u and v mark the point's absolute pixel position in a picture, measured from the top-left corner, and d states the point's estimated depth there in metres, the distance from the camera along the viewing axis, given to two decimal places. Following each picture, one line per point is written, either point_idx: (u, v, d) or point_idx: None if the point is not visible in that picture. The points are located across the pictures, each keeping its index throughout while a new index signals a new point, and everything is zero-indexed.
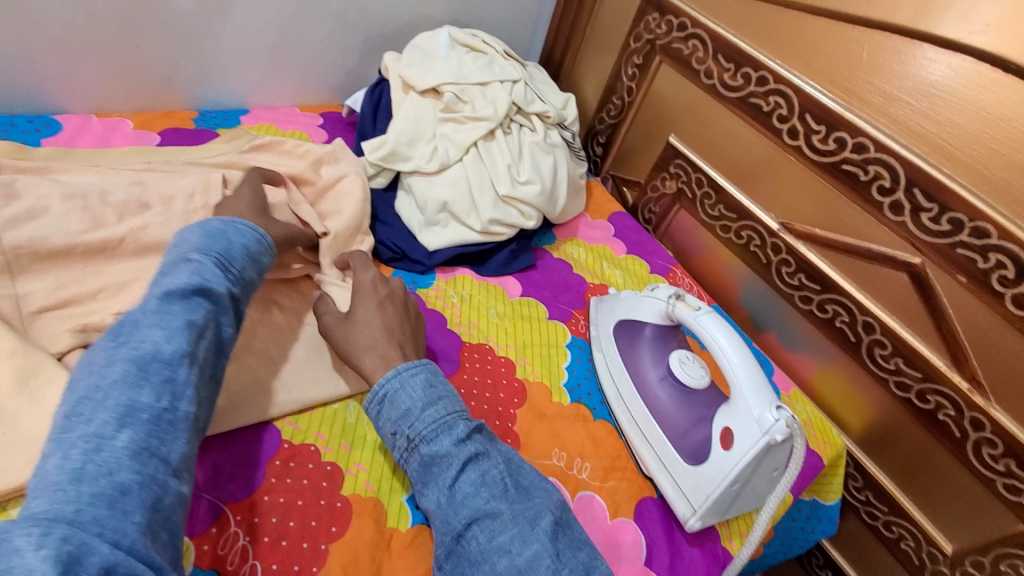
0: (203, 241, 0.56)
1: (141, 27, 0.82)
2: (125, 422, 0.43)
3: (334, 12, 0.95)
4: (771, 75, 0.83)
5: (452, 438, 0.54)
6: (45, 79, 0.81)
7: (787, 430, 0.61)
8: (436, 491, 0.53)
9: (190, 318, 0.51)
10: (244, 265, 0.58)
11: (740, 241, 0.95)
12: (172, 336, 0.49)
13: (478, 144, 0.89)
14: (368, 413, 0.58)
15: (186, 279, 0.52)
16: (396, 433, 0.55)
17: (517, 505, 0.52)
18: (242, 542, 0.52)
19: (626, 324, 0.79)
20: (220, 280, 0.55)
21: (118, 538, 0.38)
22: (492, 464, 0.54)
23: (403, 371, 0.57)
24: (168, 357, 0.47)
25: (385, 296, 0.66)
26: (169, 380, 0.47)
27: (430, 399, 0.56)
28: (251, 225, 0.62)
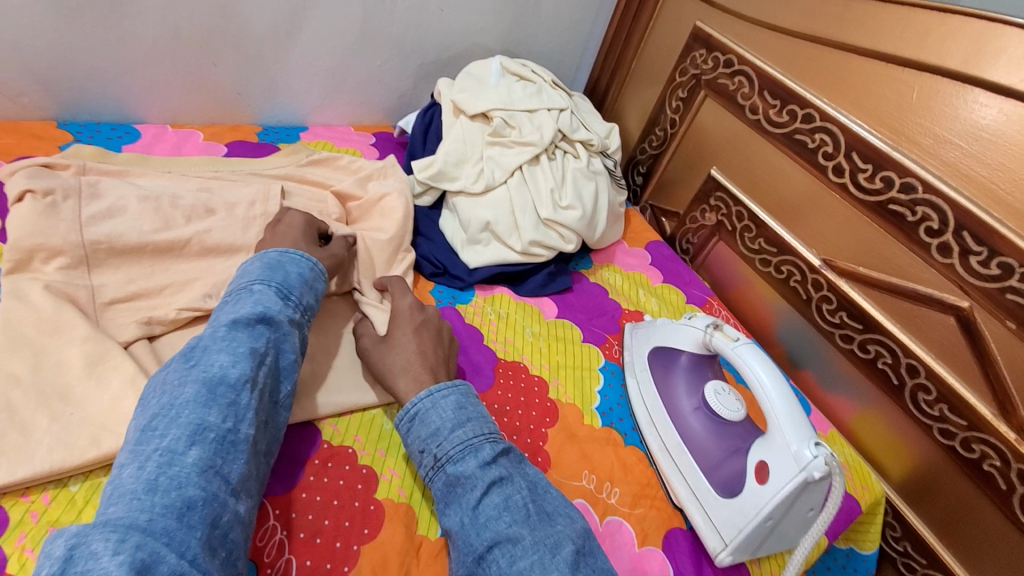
0: (264, 272, 0.60)
1: (218, 48, 0.89)
2: (194, 440, 0.46)
3: (394, 40, 1.01)
4: (817, 113, 0.83)
5: (477, 460, 0.55)
6: (130, 92, 0.88)
7: (826, 467, 0.59)
8: (460, 512, 0.53)
9: (253, 343, 0.54)
10: (301, 295, 0.62)
11: (780, 275, 0.94)
12: (237, 360, 0.52)
13: (523, 168, 0.91)
14: (398, 430, 0.60)
15: (250, 308, 0.56)
16: (423, 451, 0.57)
17: (539, 532, 0.51)
18: (279, 536, 0.54)
19: (662, 350, 0.79)
20: (279, 308, 0.58)
21: (183, 550, 0.40)
22: (516, 489, 0.54)
23: (436, 393, 0.59)
24: (234, 379, 0.50)
25: (420, 323, 0.68)
26: (234, 402, 0.49)
27: (459, 421, 0.57)
28: (304, 255, 0.66)
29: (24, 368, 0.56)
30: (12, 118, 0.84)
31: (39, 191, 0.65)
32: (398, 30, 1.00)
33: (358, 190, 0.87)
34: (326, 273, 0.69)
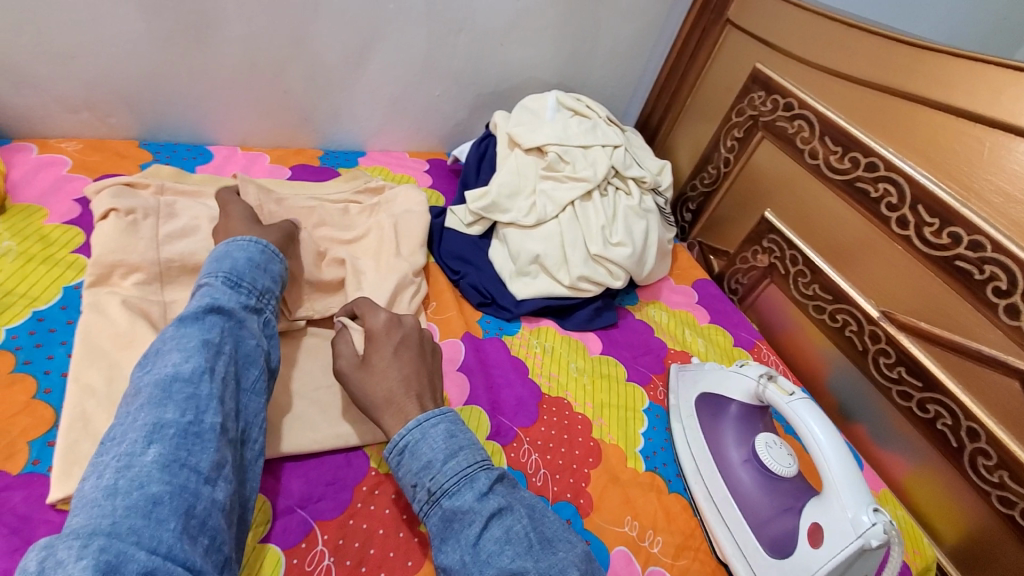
0: (209, 268, 0.59)
1: (288, 77, 0.93)
2: (153, 438, 0.44)
3: (454, 72, 1.04)
4: (882, 162, 0.82)
5: (474, 492, 0.52)
6: (205, 115, 0.93)
7: (884, 536, 0.57)
8: (458, 549, 0.50)
9: (205, 335, 0.52)
10: (253, 279, 0.61)
11: (835, 324, 0.91)
12: (190, 354, 0.50)
13: (575, 203, 0.92)
14: (388, 463, 0.56)
15: (198, 304, 0.55)
16: (417, 485, 0.54)
17: (542, 563, 0.49)
18: (327, 561, 0.54)
19: (709, 397, 0.78)
20: (229, 298, 0.57)
21: (154, 545, 0.39)
22: (516, 518, 0.52)
23: (424, 422, 0.56)
24: (189, 373, 0.48)
25: (399, 341, 0.63)
26: (194, 394, 0.47)
27: (451, 451, 0.55)
28: (251, 239, 0.65)
29: (100, 379, 0.59)
30: (99, 137, 0.90)
31: (122, 210, 0.70)
32: (459, 62, 1.03)
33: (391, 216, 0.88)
34: (281, 253, 0.68)
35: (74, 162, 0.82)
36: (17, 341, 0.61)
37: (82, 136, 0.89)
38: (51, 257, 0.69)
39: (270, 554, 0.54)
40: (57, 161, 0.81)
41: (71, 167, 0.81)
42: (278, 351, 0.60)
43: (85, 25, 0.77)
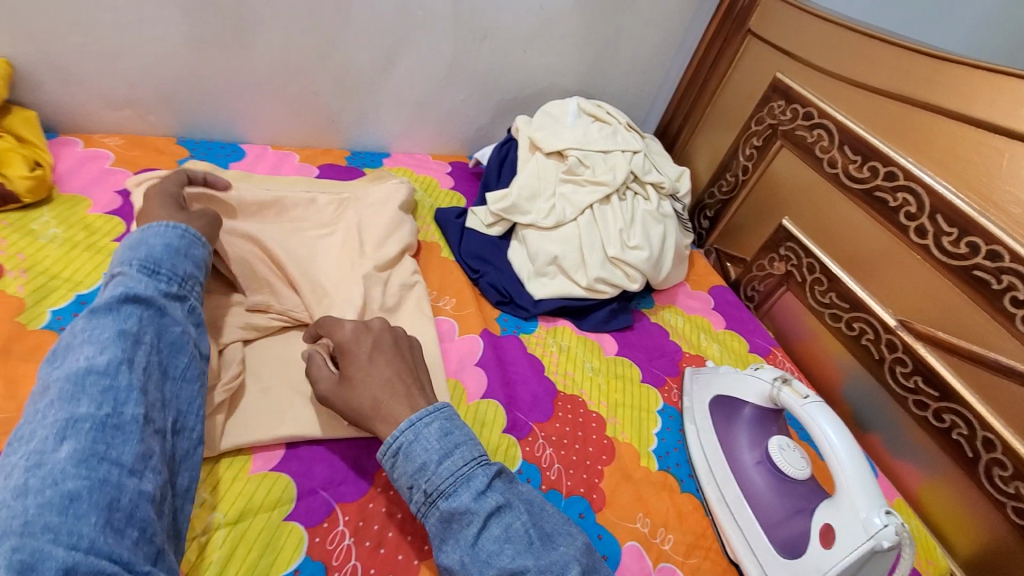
0: (123, 254, 0.55)
1: (319, 79, 0.97)
2: (66, 435, 0.42)
3: (478, 77, 1.07)
4: (901, 171, 0.82)
5: (471, 492, 0.51)
6: (239, 115, 0.97)
7: (896, 538, 0.57)
8: (457, 549, 0.50)
9: (121, 326, 0.50)
10: (174, 264, 0.57)
11: (851, 332, 0.92)
12: (105, 346, 0.48)
13: (594, 207, 0.94)
14: (382, 464, 0.54)
15: (111, 293, 0.52)
16: (412, 488, 0.52)
17: (542, 560, 0.50)
18: (347, 542, 0.56)
19: (723, 399, 0.79)
20: (146, 285, 0.54)
21: (74, 540, 0.38)
22: (515, 516, 0.52)
23: (417, 421, 0.54)
24: (104, 365, 0.46)
25: (370, 349, 0.60)
26: (110, 386, 0.46)
27: (445, 450, 0.53)
28: (167, 223, 0.60)
29: None
30: (140, 133, 0.94)
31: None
32: (483, 68, 1.06)
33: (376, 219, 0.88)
34: (203, 237, 0.64)
35: (116, 156, 0.86)
36: (60, 321, 0.64)
37: (123, 132, 0.93)
38: (94, 245, 0.73)
39: (293, 531, 0.56)
40: (100, 155, 0.85)
41: (113, 161, 0.85)
42: (208, 339, 0.58)
43: (131, 26, 0.81)
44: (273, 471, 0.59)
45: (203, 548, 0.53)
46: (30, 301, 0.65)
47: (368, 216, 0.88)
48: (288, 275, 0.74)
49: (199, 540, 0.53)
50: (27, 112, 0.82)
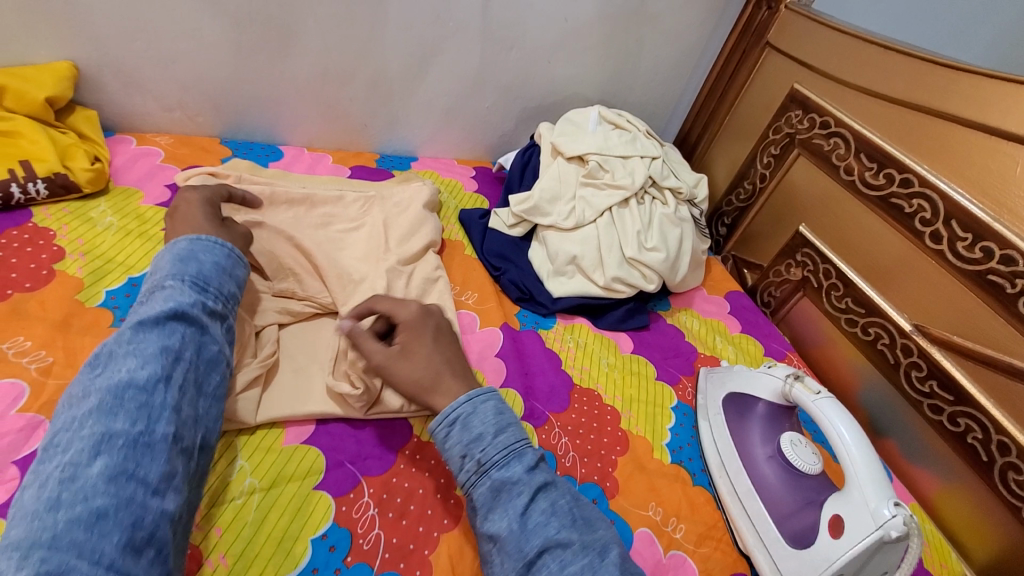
0: (174, 268, 0.58)
1: (354, 86, 1.02)
2: (100, 449, 0.43)
3: (503, 86, 1.11)
4: (917, 178, 0.84)
5: (523, 465, 0.55)
6: (279, 118, 1.03)
7: (904, 528, 0.58)
8: (505, 517, 0.52)
9: (165, 341, 0.51)
10: (220, 284, 0.60)
11: (867, 337, 0.92)
12: (146, 361, 0.49)
13: (613, 210, 0.97)
14: (436, 435, 0.58)
15: (160, 307, 0.54)
16: (466, 456, 0.56)
17: (586, 536, 0.52)
18: (371, 512, 0.60)
19: (737, 396, 0.80)
20: (193, 302, 0.56)
21: (96, 558, 0.39)
22: (560, 495, 0.55)
23: (476, 397, 0.59)
24: (143, 380, 0.48)
25: (434, 331, 0.67)
26: (146, 403, 0.47)
27: (501, 426, 0.58)
28: (215, 240, 0.64)
29: None
30: (187, 133, 1.00)
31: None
32: (509, 77, 1.10)
33: (402, 216, 0.92)
34: (244, 258, 0.67)
35: (166, 153, 0.93)
36: (114, 301, 0.69)
37: (172, 132, 0.99)
38: (145, 233, 0.79)
39: (322, 500, 0.59)
40: (151, 152, 0.92)
41: (163, 158, 0.91)
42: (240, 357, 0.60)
43: (184, 34, 0.88)
44: (304, 444, 0.63)
45: (240, 511, 0.56)
46: (88, 281, 0.70)
47: (393, 215, 0.92)
48: (318, 265, 0.78)
49: (236, 503, 0.57)
50: (88, 112, 0.89)
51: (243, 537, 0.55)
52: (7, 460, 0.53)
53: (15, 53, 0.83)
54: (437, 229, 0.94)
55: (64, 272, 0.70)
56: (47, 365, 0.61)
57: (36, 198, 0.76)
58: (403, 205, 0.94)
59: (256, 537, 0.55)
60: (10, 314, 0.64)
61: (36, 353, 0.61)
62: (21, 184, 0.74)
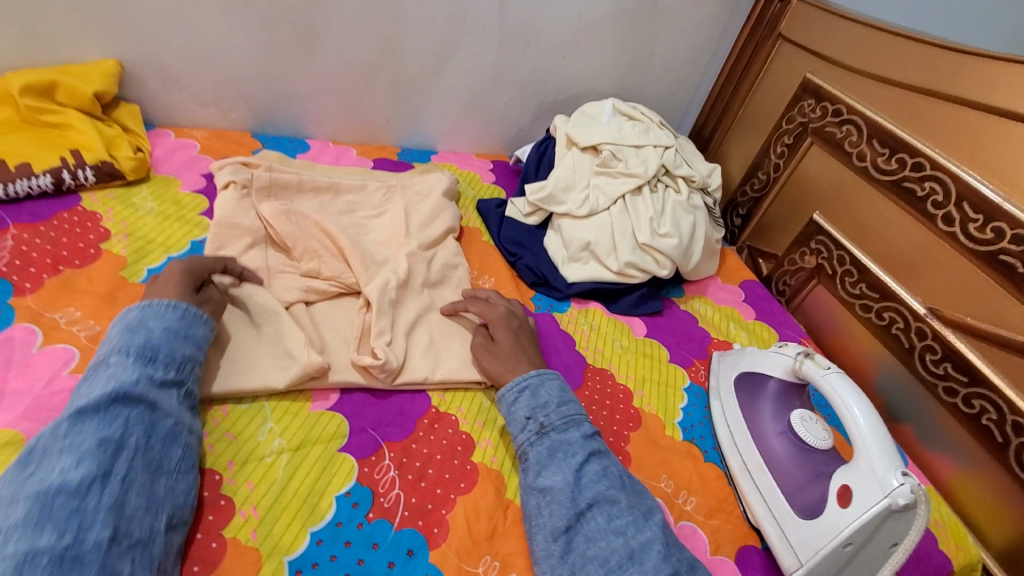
0: (122, 340, 0.57)
1: (377, 82, 1.07)
2: (22, 570, 0.41)
3: (520, 81, 1.15)
4: (928, 162, 0.84)
5: (580, 432, 0.64)
6: (306, 114, 1.08)
7: (912, 496, 0.60)
8: (561, 472, 0.61)
9: (104, 431, 0.50)
10: (172, 350, 0.59)
11: (881, 322, 0.93)
12: (82, 458, 0.48)
13: (626, 197, 0.99)
14: (504, 399, 0.68)
15: (101, 390, 0.52)
16: (531, 417, 0.65)
17: (632, 499, 0.60)
18: (392, 474, 0.63)
19: (748, 376, 0.81)
20: (137, 379, 0.55)
21: None
22: (611, 463, 0.63)
23: (543, 373, 0.70)
24: (76, 483, 0.46)
25: (517, 328, 0.76)
26: (78, 509, 0.45)
27: (563, 399, 0.67)
28: (170, 303, 0.62)
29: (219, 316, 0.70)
30: (221, 128, 1.06)
31: (240, 183, 0.84)
32: (526, 72, 1.14)
33: (423, 204, 0.95)
34: (206, 313, 0.65)
35: (201, 146, 0.98)
36: (155, 278, 0.74)
37: (207, 126, 1.05)
38: (183, 217, 0.84)
39: (345, 461, 0.63)
40: (188, 145, 0.97)
41: (199, 150, 0.97)
42: (196, 424, 0.59)
43: (220, 33, 0.94)
44: (329, 411, 0.67)
45: (270, 469, 0.60)
46: (132, 259, 0.75)
47: (413, 202, 0.96)
48: (341, 247, 0.82)
49: (266, 461, 0.61)
50: (131, 107, 0.95)
51: (273, 491, 0.59)
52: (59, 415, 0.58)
53: (66, 51, 0.89)
54: (456, 216, 0.96)
55: (109, 251, 0.75)
56: (95, 332, 0.66)
57: (85, 184, 0.82)
58: (423, 194, 0.97)
59: (284, 492, 0.59)
60: (62, 287, 0.69)
61: (85, 322, 0.67)
62: (71, 171, 0.81)
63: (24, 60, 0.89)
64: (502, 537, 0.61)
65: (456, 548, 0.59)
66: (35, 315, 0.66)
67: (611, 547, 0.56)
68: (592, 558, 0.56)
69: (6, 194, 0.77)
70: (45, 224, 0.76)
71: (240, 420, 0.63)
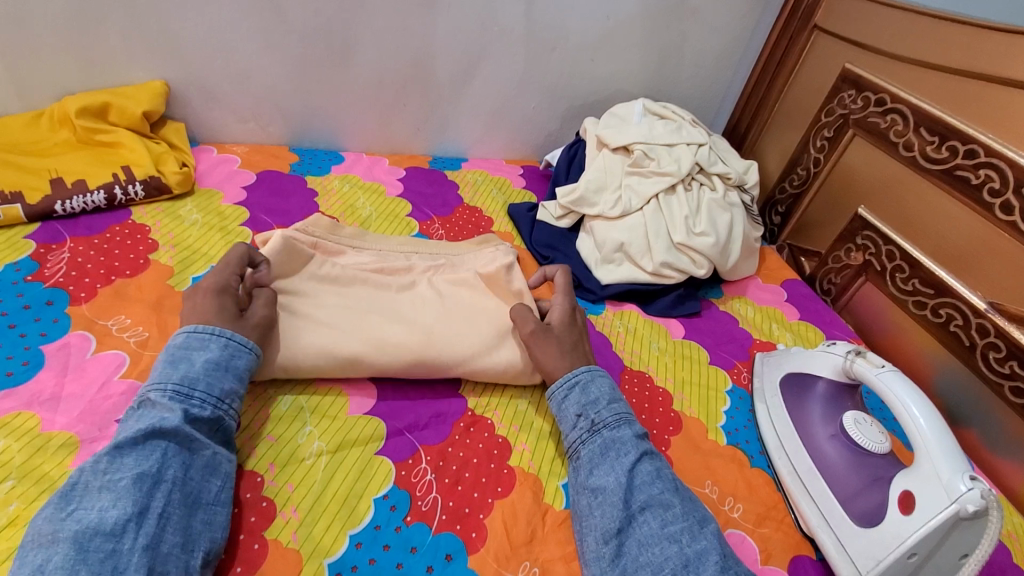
0: (161, 372, 0.56)
1: (409, 94, 1.09)
2: None
3: (549, 86, 1.15)
4: (982, 148, 0.80)
5: (632, 431, 0.63)
6: (340, 127, 1.11)
7: (981, 502, 0.56)
8: (613, 472, 0.60)
9: (140, 467, 0.50)
10: (210, 381, 0.57)
11: (938, 319, 0.87)
12: (119, 496, 0.48)
13: (659, 197, 0.97)
14: (554, 395, 0.67)
15: (141, 425, 0.52)
16: (581, 414, 0.65)
17: (687, 504, 0.58)
18: (429, 477, 0.63)
19: (795, 377, 0.78)
20: (176, 414, 0.54)
21: None
22: (664, 464, 0.62)
23: (594, 369, 0.69)
24: (112, 524, 0.46)
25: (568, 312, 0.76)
26: (112, 552, 0.45)
27: (614, 397, 0.67)
28: (212, 329, 0.60)
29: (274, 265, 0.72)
30: (260, 143, 1.10)
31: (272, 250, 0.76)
32: (554, 77, 1.14)
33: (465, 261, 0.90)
34: (253, 345, 0.63)
35: (242, 160, 1.02)
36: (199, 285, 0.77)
37: (247, 142, 1.09)
38: (226, 228, 0.87)
39: (382, 464, 0.63)
40: (229, 159, 1.01)
41: (239, 164, 1.01)
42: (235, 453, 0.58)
43: (260, 52, 0.97)
44: (365, 414, 0.67)
45: (307, 472, 0.61)
46: (178, 268, 0.78)
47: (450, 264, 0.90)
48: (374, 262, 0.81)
49: (306, 463, 0.61)
50: (177, 125, 1.00)
51: (313, 493, 0.59)
52: (111, 418, 0.60)
53: (118, 74, 0.94)
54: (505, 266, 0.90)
55: (157, 261, 0.78)
56: (145, 338, 0.68)
57: (135, 199, 0.86)
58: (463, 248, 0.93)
59: (323, 494, 0.59)
60: (114, 295, 0.72)
61: (135, 328, 0.69)
62: (123, 186, 0.85)
63: (79, 84, 0.94)
64: (541, 542, 0.60)
65: (495, 552, 0.58)
66: (89, 322, 0.69)
67: (666, 553, 0.54)
68: (645, 564, 0.54)
69: (63, 210, 0.81)
70: (99, 237, 0.80)
71: (281, 422, 0.64)
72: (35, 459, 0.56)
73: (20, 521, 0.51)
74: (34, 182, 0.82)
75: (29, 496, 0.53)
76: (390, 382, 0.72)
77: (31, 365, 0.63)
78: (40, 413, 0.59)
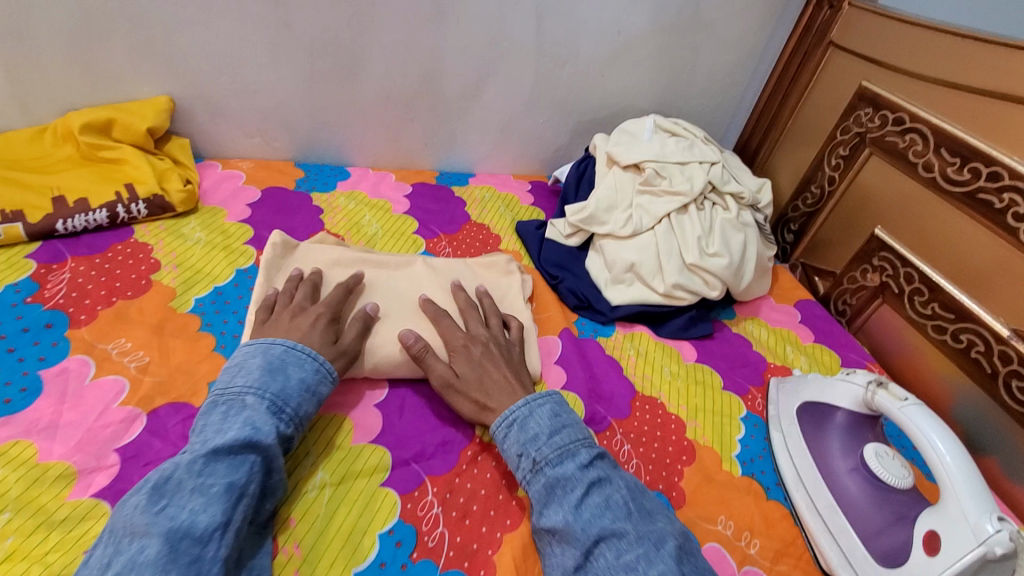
0: (262, 382, 0.58)
1: (416, 109, 1.08)
2: None
3: (558, 101, 1.14)
4: (1006, 171, 0.78)
5: (576, 463, 0.58)
6: (347, 143, 1.10)
7: (1010, 545, 0.54)
8: (561, 511, 0.56)
9: (232, 476, 0.51)
10: (300, 402, 0.59)
11: (958, 345, 0.85)
12: (210, 502, 0.48)
13: (671, 216, 0.95)
14: (496, 435, 0.63)
15: (241, 432, 0.53)
16: (522, 454, 0.60)
17: (641, 527, 0.54)
18: (436, 510, 0.61)
19: (814, 406, 0.75)
20: (271, 427, 0.55)
21: None
22: (615, 490, 0.57)
23: (532, 401, 0.64)
24: (202, 529, 0.47)
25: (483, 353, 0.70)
26: (198, 558, 0.46)
27: (556, 428, 0.61)
28: (306, 351, 0.63)
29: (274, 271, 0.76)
30: (266, 158, 1.09)
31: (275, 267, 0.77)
32: (563, 92, 1.13)
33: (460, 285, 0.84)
34: (336, 370, 0.66)
35: (247, 176, 1.01)
36: (201, 307, 0.75)
37: (252, 157, 1.08)
38: (230, 247, 0.85)
39: (388, 496, 0.61)
40: (233, 175, 1.00)
41: (244, 180, 1.00)
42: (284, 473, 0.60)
43: (266, 67, 0.96)
44: (370, 443, 0.65)
45: (310, 506, 0.59)
46: (180, 289, 0.76)
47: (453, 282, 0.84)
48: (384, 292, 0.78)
49: (309, 495, 0.59)
50: (182, 141, 0.98)
51: (316, 529, 0.57)
52: (110, 448, 0.59)
53: (123, 90, 0.93)
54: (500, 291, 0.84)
55: (160, 282, 0.77)
56: (145, 363, 0.67)
57: (137, 217, 0.85)
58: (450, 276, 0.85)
59: (327, 529, 0.57)
60: (115, 318, 0.71)
61: (136, 353, 0.67)
62: (125, 205, 0.84)
63: (85, 100, 0.93)
64: None
65: None
66: (88, 346, 0.67)
67: None
68: None
69: (65, 229, 0.80)
70: (100, 256, 0.78)
71: None
72: (32, 491, 0.54)
73: (16, 558, 0.49)
74: (35, 200, 0.81)
75: (25, 530, 0.51)
76: (395, 409, 0.70)
77: (29, 392, 0.61)
78: (37, 442, 0.58)
